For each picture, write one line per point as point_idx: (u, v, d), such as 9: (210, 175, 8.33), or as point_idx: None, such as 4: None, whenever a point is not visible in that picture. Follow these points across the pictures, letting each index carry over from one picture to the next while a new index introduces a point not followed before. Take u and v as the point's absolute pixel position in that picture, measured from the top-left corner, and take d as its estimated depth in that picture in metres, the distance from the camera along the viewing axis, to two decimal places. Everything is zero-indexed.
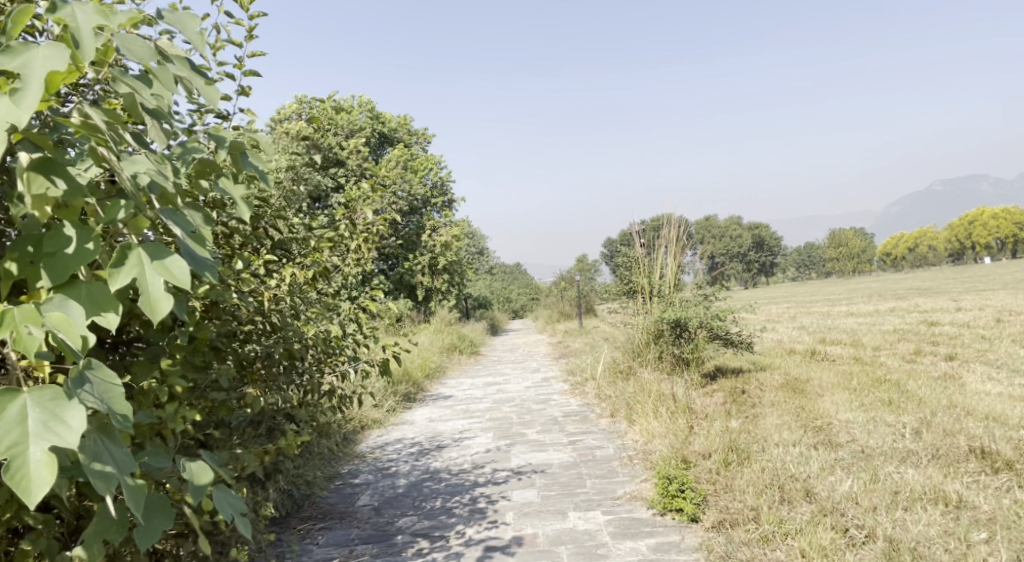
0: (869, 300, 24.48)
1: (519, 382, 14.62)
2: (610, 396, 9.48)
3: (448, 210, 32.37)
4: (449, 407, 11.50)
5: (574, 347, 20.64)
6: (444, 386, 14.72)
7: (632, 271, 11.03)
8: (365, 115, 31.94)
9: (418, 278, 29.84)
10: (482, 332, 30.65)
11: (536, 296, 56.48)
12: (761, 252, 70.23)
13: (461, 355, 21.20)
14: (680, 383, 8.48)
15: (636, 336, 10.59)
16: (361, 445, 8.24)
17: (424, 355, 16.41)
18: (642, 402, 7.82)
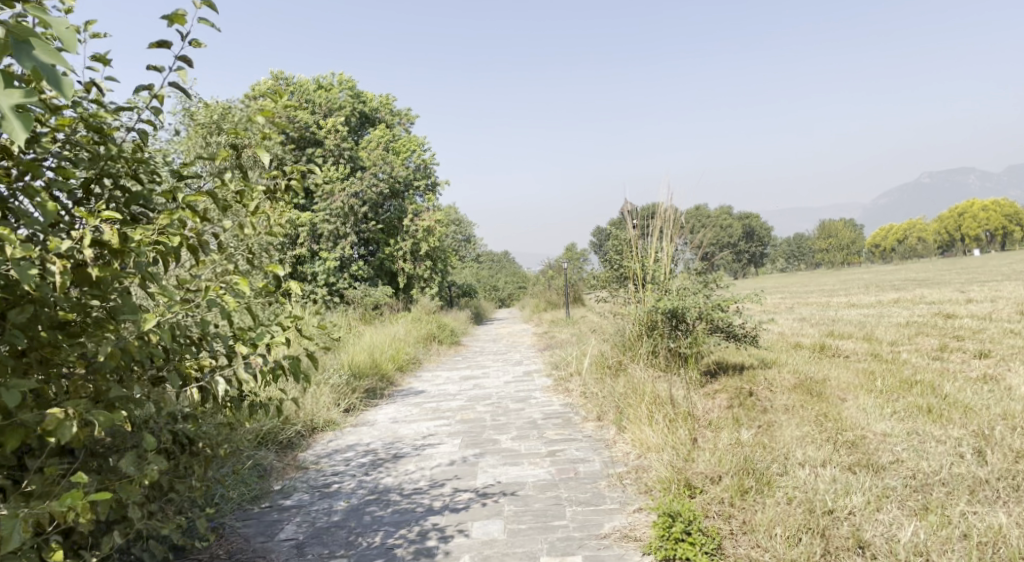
0: (867, 291, 23.52)
1: (499, 376, 13.52)
2: (597, 395, 8.42)
3: (432, 194, 31.20)
4: (417, 405, 10.42)
5: (560, 338, 19.51)
6: (418, 380, 13.60)
7: (621, 255, 9.94)
8: (346, 94, 30.69)
9: (400, 264, 28.66)
10: (466, 321, 29.48)
11: (523, 285, 55.33)
12: (750, 244, 69.40)
13: (441, 345, 20.13)
14: (678, 383, 7.43)
15: (626, 328, 9.50)
16: (306, 452, 7.15)
17: (398, 346, 15.31)
18: (633, 405, 6.75)
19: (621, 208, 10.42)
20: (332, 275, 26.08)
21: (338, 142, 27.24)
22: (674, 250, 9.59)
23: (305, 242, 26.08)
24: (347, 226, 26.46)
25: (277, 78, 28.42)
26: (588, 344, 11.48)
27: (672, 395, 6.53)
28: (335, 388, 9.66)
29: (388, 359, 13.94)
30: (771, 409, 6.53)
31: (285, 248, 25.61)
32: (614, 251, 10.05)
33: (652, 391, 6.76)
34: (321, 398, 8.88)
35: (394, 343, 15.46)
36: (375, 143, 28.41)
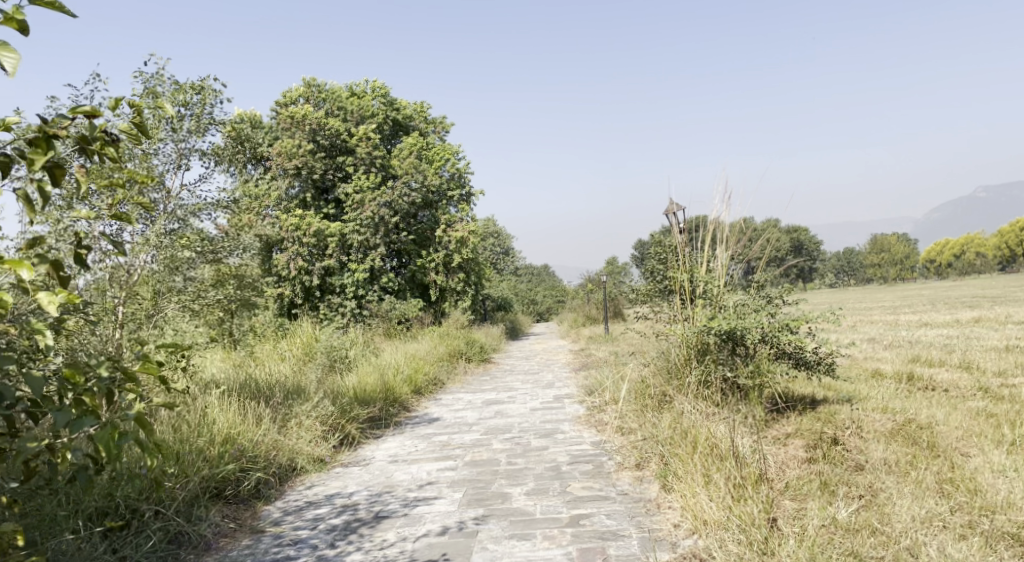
0: (942, 309, 21.26)
1: (526, 402, 11.98)
2: (636, 436, 6.91)
3: (467, 204, 29.76)
4: (427, 437, 8.97)
5: (598, 358, 17.86)
6: (437, 406, 12.12)
7: (665, 265, 8.39)
8: (378, 101, 29.55)
9: (431, 277, 27.29)
10: (499, 337, 27.96)
11: (562, 298, 53.47)
12: (800, 257, 66.52)
13: (470, 364, 18.70)
14: (738, 423, 5.90)
15: (670, 351, 7.98)
16: (272, 503, 5.80)
17: (417, 367, 13.87)
18: (682, 454, 5.25)
19: (665, 209, 8.88)
20: (361, 287, 24.85)
21: (369, 150, 26.06)
22: (728, 256, 8.03)
23: (333, 253, 24.89)
24: (376, 236, 25.25)
25: (308, 84, 27.34)
26: (627, 368, 9.90)
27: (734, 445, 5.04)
28: (328, 420, 8.24)
29: (403, 381, 12.50)
30: (863, 467, 4.98)
31: (313, 260, 24.44)
32: (656, 259, 8.51)
33: (706, 437, 5.28)
34: (309, 431, 7.49)
35: (414, 364, 14.00)
36: (407, 152, 27.16)
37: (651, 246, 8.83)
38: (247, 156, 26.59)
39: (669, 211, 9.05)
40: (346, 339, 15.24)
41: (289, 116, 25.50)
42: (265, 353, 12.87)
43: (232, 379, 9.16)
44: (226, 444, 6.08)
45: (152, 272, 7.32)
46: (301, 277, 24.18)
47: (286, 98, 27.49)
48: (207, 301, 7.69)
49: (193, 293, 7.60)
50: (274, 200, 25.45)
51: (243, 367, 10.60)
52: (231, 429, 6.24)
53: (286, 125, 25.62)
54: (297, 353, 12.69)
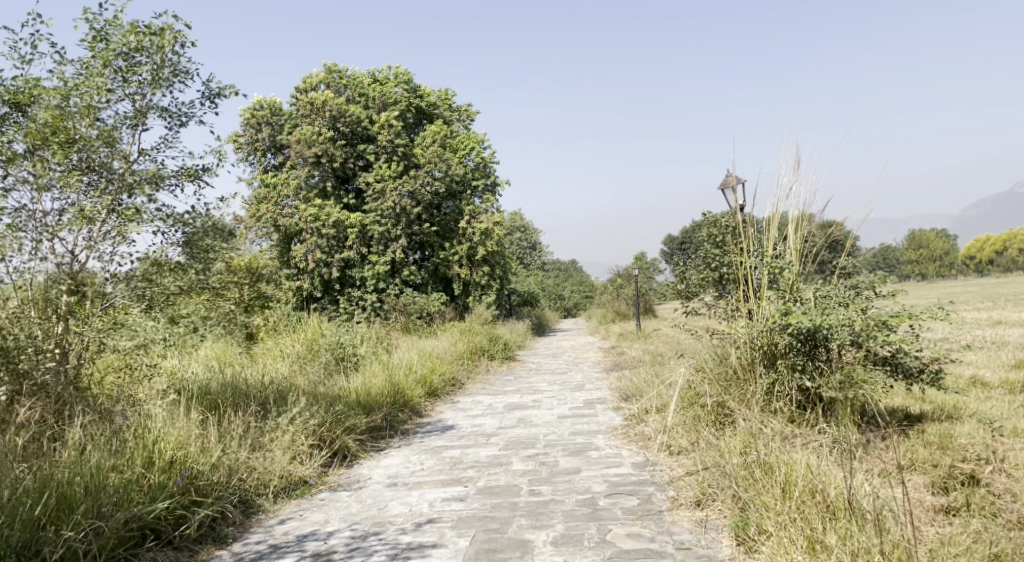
0: (1017, 306, 19.24)
1: (553, 408, 10.56)
2: (696, 461, 5.52)
3: (492, 194, 28.22)
4: (435, 452, 7.62)
5: (632, 359, 16.34)
6: (455, 411, 10.73)
7: (723, 248, 6.94)
8: (400, 87, 28.28)
9: (454, 270, 25.90)
10: (524, 334, 26.49)
11: (590, 294, 51.83)
12: None
13: (492, 362, 17.37)
14: (837, 455, 4.50)
15: (730, 353, 6.53)
16: (225, 548, 4.51)
17: (432, 366, 12.56)
18: (771, 504, 4.01)
19: (722, 182, 7.45)
20: (381, 280, 23.58)
21: (390, 137, 24.74)
22: (805, 234, 6.54)
23: (352, 244, 23.64)
24: (397, 227, 23.96)
25: (328, 69, 26.15)
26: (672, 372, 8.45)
27: (850, 496, 3.77)
28: (316, 435, 6.89)
29: (415, 384, 11.15)
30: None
31: (331, 251, 23.28)
32: (711, 242, 7.10)
33: (808, 482, 4.01)
34: (286, 448, 6.14)
35: (430, 364, 12.63)
36: (430, 139, 25.64)
37: (704, 225, 7.36)
38: (265, 145, 25.65)
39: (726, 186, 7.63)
40: (359, 335, 13.94)
41: (308, 103, 24.50)
42: (267, 352, 11.62)
43: (216, 385, 7.91)
44: (171, 469, 4.79)
45: (103, 263, 6.04)
46: (320, 270, 23.03)
47: (306, 83, 26.45)
48: (178, 289, 6.39)
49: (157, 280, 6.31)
50: (292, 189, 24.29)
51: (234, 371, 9.33)
52: (180, 450, 4.93)
53: (306, 112, 24.52)
54: (302, 350, 11.41)
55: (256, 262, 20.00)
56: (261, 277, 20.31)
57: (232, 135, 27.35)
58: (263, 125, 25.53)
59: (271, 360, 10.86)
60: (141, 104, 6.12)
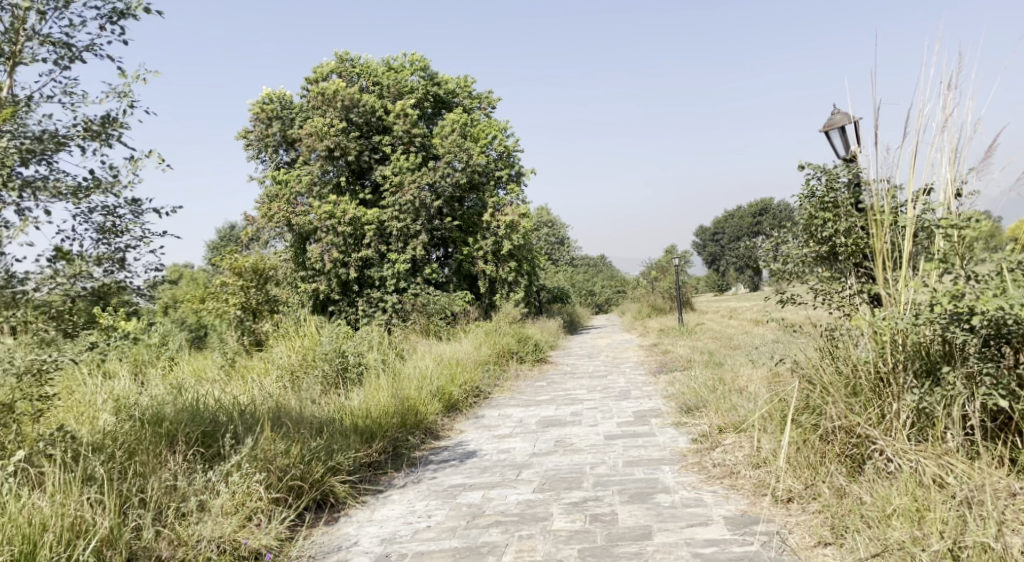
0: None
1: (599, 425, 8.64)
2: (855, 537, 3.71)
3: (518, 184, 26.18)
4: (450, 494, 5.77)
5: (681, 359, 14.28)
6: (479, 431, 8.83)
7: (838, 230, 5.16)
8: (417, 76, 26.47)
9: (479, 266, 23.99)
10: (555, 332, 24.52)
11: (621, 289, 49.56)
12: None
13: (521, 366, 15.50)
14: None
15: (869, 354, 4.63)
16: None
17: (452, 375, 10.75)
18: None
19: (827, 123, 5.49)
20: (402, 280, 21.77)
21: (407, 127, 22.90)
22: (962, 180, 4.57)
23: (370, 243, 21.91)
24: (417, 223, 22.08)
25: (340, 58, 24.39)
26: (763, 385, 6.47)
27: None
28: (290, 478, 5.14)
29: (430, 397, 9.33)
30: None
31: (349, 250, 21.55)
32: (821, 216, 5.26)
33: None
34: (230, 502, 4.38)
35: (449, 373, 10.79)
36: (450, 128, 23.66)
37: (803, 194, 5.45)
38: (277, 140, 24.07)
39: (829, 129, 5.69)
40: (367, 339, 12.12)
41: (319, 93, 22.73)
42: (255, 363, 9.84)
43: (171, 412, 6.22)
44: None
45: None
46: (337, 270, 21.30)
47: (317, 73, 24.78)
48: (62, 293, 4.60)
49: (29, 281, 4.53)
50: (304, 185, 22.63)
51: (206, 391, 7.58)
52: (24, 545, 3.49)
53: (317, 103, 22.72)
54: (298, 356, 9.61)
55: (265, 263, 18.38)
56: (270, 280, 18.68)
57: (242, 131, 25.81)
58: (274, 120, 24.05)
59: (258, 374, 9.05)
60: (12, 31, 4.34)
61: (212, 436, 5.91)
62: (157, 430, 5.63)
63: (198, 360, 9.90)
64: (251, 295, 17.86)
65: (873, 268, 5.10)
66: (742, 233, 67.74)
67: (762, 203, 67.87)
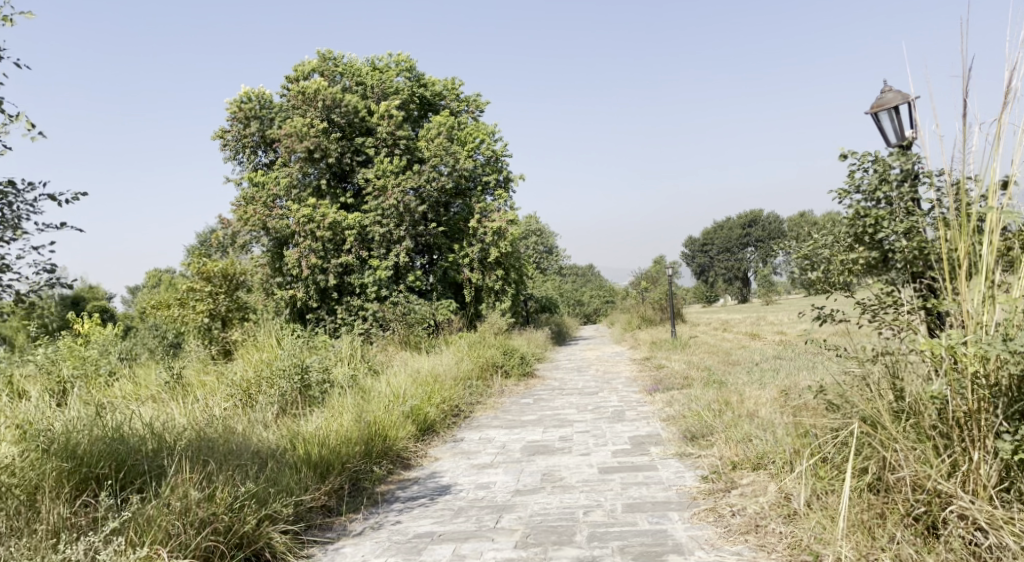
0: None
1: (591, 454, 7.61)
2: None
3: (506, 190, 25.19)
4: (413, 547, 4.75)
5: (678, 376, 13.26)
6: (457, 458, 7.78)
7: (894, 231, 4.25)
8: (403, 77, 25.45)
9: (465, 274, 22.92)
10: (544, 344, 23.51)
11: (610, 299, 48.72)
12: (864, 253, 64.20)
13: (506, 381, 14.46)
14: None
15: (941, 385, 3.72)
16: None
17: (428, 393, 9.72)
18: None
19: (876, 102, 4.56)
20: (384, 287, 20.64)
21: (391, 128, 21.84)
22: None
23: (351, 248, 20.82)
24: (401, 228, 20.99)
25: (323, 56, 23.30)
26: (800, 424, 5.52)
27: None
28: (209, 534, 4.22)
29: (402, 419, 8.29)
30: None
31: (328, 256, 20.44)
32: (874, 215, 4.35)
33: None
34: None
35: (425, 390, 9.73)
36: (436, 130, 22.61)
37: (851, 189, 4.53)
38: (255, 141, 23.04)
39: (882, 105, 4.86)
40: (337, 352, 11.04)
41: (299, 92, 21.66)
42: (207, 376, 8.75)
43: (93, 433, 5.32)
44: None
45: None
46: (315, 277, 20.20)
47: (298, 72, 23.72)
48: None
49: None
50: (282, 188, 21.54)
51: (139, 413, 6.53)
52: None
53: (297, 102, 21.65)
54: (255, 368, 8.51)
55: (236, 268, 17.31)
56: (242, 286, 17.62)
57: (219, 131, 24.74)
58: (253, 119, 22.94)
59: (206, 392, 7.95)
60: None
61: (141, 469, 5.04)
62: (67, 461, 4.75)
63: (143, 376, 8.81)
64: (220, 302, 16.77)
65: (936, 280, 4.19)
66: (731, 244, 67.09)
67: (751, 214, 67.27)
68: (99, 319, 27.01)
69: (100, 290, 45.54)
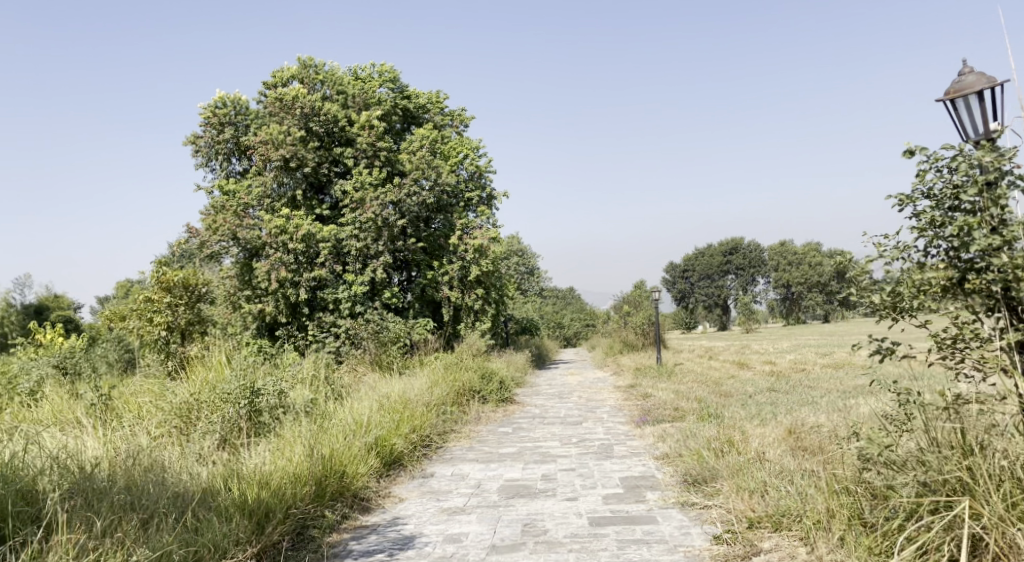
0: None
1: (580, 499, 6.61)
2: None
3: (488, 208, 24.30)
4: None
5: (668, 407, 12.32)
6: (424, 500, 6.73)
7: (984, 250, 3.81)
8: (385, 88, 24.56)
9: (444, 293, 21.79)
10: (523, 368, 22.51)
11: (590, 323, 47.74)
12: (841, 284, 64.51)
13: (483, 407, 13.46)
14: None
15: None
16: None
17: (397, 421, 8.73)
18: None
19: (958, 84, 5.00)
20: (358, 304, 19.59)
21: (371, 139, 20.82)
22: None
23: (325, 262, 19.80)
24: (379, 242, 19.93)
25: (302, 63, 22.32)
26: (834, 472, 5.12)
27: None
28: None
29: (364, 453, 7.27)
30: None
31: (299, 269, 19.35)
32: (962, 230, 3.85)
33: None
34: None
35: (393, 418, 8.71)
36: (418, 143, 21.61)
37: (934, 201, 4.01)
38: (229, 148, 22.01)
39: (952, 87, 5.05)
40: (296, 373, 9.92)
41: (277, 99, 20.63)
42: (142, 398, 7.64)
43: None
44: None
45: None
46: (284, 290, 19.11)
47: (277, 78, 22.77)
48: None
49: None
50: (255, 197, 20.49)
51: (48, 444, 5.50)
52: None
53: (274, 110, 20.64)
54: (196, 388, 7.39)
55: (198, 278, 16.23)
56: (204, 297, 16.55)
57: (192, 137, 23.73)
58: (227, 125, 21.96)
59: (138, 418, 6.90)
60: None
61: (32, 517, 4.18)
62: None
63: (67, 398, 7.67)
64: (180, 315, 15.68)
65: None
66: (712, 271, 66.47)
67: (732, 242, 66.75)
68: (55, 329, 25.61)
69: (64, 300, 43.87)
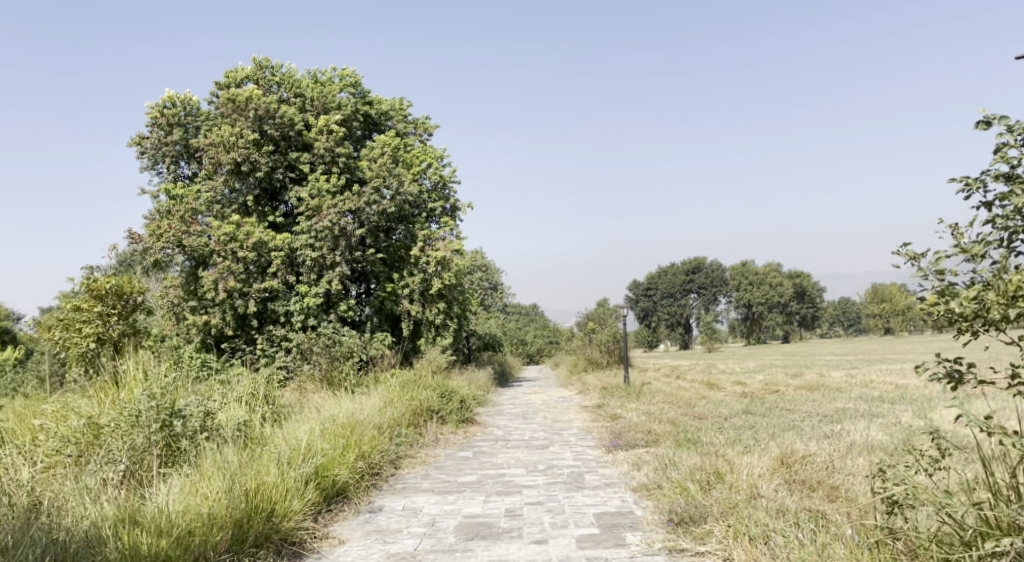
0: None
1: (551, 542, 5.66)
2: None
3: (451, 219, 23.32)
4: None
5: (640, 430, 11.46)
6: (368, 544, 5.71)
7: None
8: (347, 92, 23.47)
9: (404, 306, 20.74)
10: (485, 385, 21.52)
11: (552, 340, 46.93)
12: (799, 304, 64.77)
13: (440, 428, 12.46)
14: None
15: None
16: None
17: (343, 446, 7.73)
18: None
19: None
20: (312, 316, 18.46)
21: (329, 145, 19.69)
22: None
23: (277, 273, 18.66)
24: (336, 252, 18.73)
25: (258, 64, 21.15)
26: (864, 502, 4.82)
27: None
28: None
29: (299, 485, 6.25)
30: None
31: (249, 279, 18.21)
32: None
33: None
34: None
35: (339, 443, 7.70)
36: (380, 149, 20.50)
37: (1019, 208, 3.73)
38: (177, 150, 20.75)
39: None
40: (232, 391, 8.84)
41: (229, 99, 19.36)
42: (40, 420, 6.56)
43: None
44: None
45: None
46: (232, 301, 17.92)
47: (230, 78, 21.61)
48: None
49: None
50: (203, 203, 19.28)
51: None
52: None
53: (226, 111, 19.40)
54: (101, 407, 6.32)
55: (134, 285, 15.02)
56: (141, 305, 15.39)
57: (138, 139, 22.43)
58: (177, 126, 20.75)
59: (26, 449, 5.85)
60: None
61: None
62: None
63: None
64: (113, 326, 14.53)
65: None
66: (674, 289, 66.21)
67: (694, 260, 66.52)
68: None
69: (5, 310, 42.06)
